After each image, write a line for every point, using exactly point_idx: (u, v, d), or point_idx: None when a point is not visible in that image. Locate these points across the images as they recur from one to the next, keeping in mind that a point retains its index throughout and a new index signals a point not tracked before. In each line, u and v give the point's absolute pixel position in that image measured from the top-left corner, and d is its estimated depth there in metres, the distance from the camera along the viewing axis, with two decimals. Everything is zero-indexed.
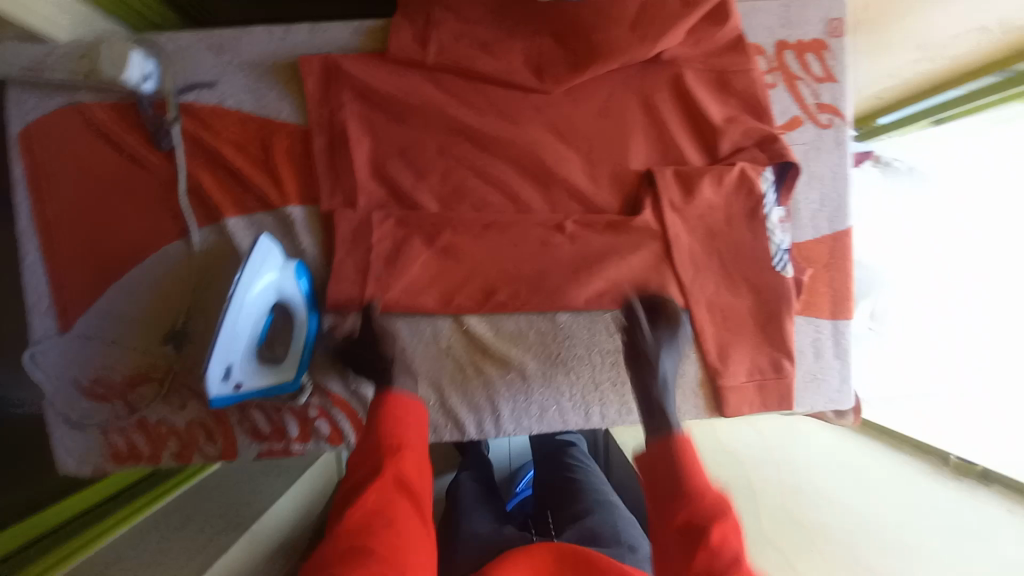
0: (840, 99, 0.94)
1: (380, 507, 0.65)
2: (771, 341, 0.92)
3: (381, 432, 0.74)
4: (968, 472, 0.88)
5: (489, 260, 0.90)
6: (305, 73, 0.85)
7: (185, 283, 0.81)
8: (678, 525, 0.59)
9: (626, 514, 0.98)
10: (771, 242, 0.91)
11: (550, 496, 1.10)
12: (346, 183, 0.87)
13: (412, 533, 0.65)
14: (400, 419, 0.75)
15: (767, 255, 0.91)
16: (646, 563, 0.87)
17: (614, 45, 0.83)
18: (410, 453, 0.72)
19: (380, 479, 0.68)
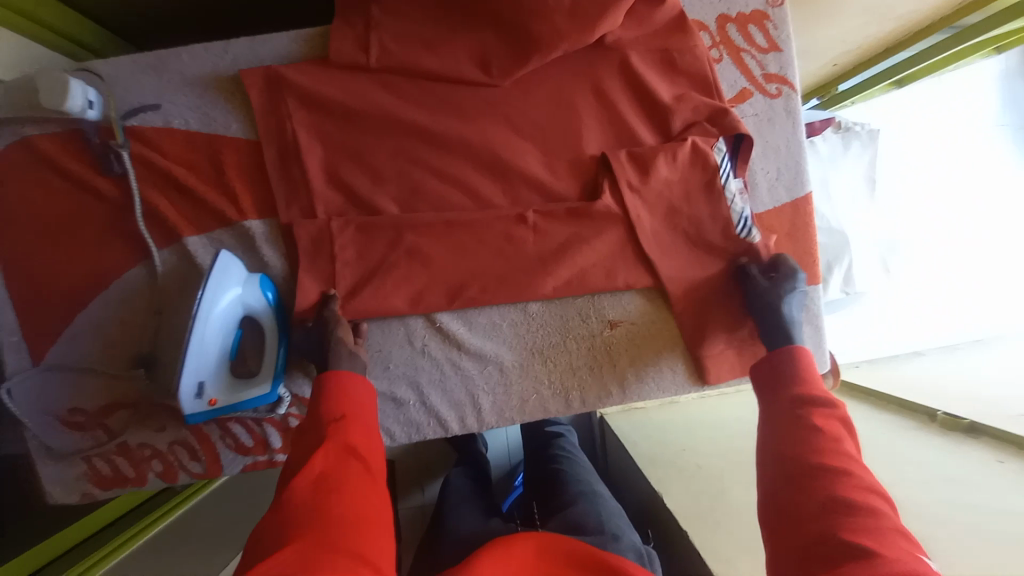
0: (787, 67, 0.82)
1: (334, 469, 0.58)
2: (732, 313, 0.85)
3: (323, 407, 0.65)
4: (955, 425, 0.99)
5: (456, 260, 0.82)
6: (247, 86, 0.78)
7: (150, 305, 0.81)
8: (802, 413, 0.68)
9: (611, 506, 1.02)
10: (732, 209, 0.82)
11: (539, 488, 1.15)
12: (304, 195, 0.80)
13: (364, 491, 0.57)
14: (348, 393, 0.67)
15: (727, 227, 0.83)
16: (631, 552, 0.90)
17: (552, 35, 0.74)
18: (361, 425, 0.65)
19: (324, 445, 0.60)
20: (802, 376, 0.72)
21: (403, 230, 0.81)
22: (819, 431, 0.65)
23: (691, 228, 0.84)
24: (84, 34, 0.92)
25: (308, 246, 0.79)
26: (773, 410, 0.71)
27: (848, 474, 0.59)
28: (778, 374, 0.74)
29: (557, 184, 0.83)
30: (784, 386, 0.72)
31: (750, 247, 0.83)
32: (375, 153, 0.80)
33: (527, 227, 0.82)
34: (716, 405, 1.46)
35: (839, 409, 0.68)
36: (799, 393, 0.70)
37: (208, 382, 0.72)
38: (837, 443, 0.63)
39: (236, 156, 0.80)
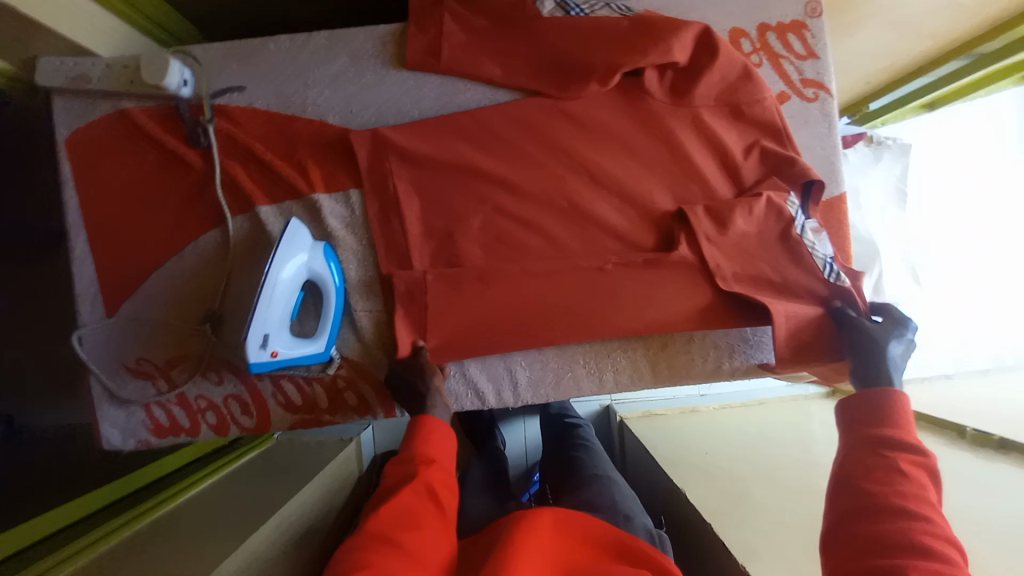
0: (824, 74, 0.87)
1: (412, 508, 0.67)
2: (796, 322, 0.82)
3: (418, 445, 0.74)
4: (987, 442, 0.99)
5: (503, 241, 0.87)
6: (355, 149, 0.85)
7: (218, 266, 0.88)
8: (888, 457, 0.64)
9: (624, 488, 1.04)
10: (813, 254, 0.84)
11: (553, 469, 1.20)
12: (402, 248, 0.87)
13: (429, 531, 0.67)
14: (434, 438, 0.75)
15: (813, 270, 0.84)
16: (643, 532, 0.92)
17: (602, 42, 0.81)
18: (443, 468, 0.72)
19: (412, 482, 0.69)
20: (892, 416, 0.68)
21: (488, 285, 0.85)
22: (904, 481, 0.62)
23: (774, 276, 0.85)
24: (169, 20, 1.03)
25: (402, 294, 0.85)
26: (853, 449, 0.67)
27: (927, 532, 0.58)
28: (865, 409, 0.69)
29: (604, 180, 0.85)
30: (869, 424, 0.68)
31: (841, 290, 0.83)
32: (433, 138, 0.85)
33: (609, 278, 0.85)
34: (735, 416, 1.47)
35: (926, 457, 0.64)
36: (886, 434, 0.66)
37: (272, 335, 0.77)
38: (920, 496, 0.61)
39: (318, 158, 0.87)
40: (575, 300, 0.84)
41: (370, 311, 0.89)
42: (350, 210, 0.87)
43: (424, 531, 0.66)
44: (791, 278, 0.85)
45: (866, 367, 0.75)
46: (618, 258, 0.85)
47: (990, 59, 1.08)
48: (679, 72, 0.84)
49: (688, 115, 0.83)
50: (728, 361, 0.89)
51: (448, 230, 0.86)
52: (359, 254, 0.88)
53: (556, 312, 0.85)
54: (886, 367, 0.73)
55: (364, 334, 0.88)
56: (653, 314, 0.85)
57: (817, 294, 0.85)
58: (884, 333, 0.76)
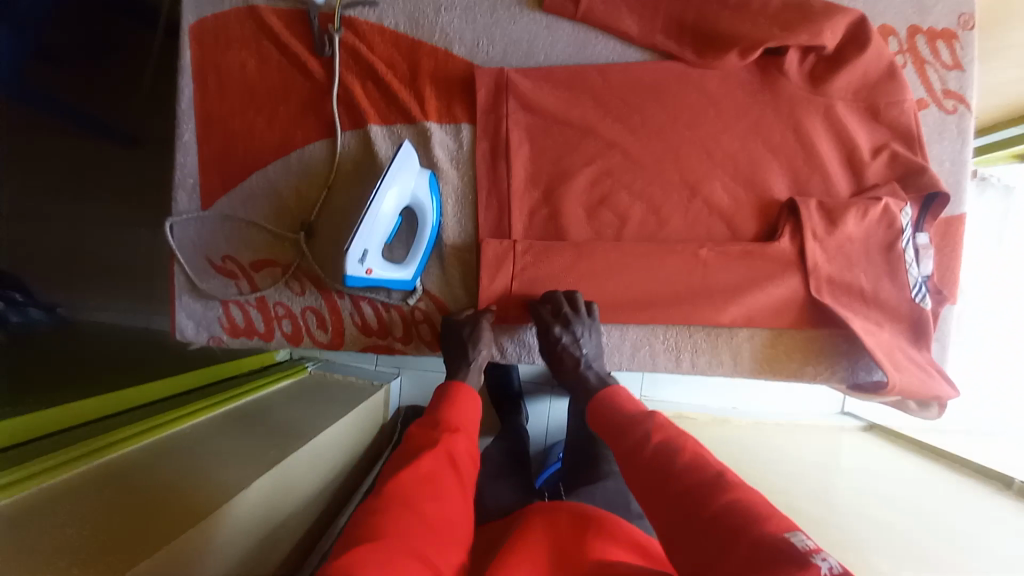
0: (968, 87, 0.83)
1: (433, 470, 0.63)
2: (879, 321, 0.83)
3: (443, 412, 0.73)
4: None
5: (607, 201, 0.86)
6: (477, 85, 0.84)
7: (321, 176, 0.88)
8: (648, 445, 0.61)
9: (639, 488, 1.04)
10: (909, 272, 0.81)
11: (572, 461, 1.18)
12: (502, 191, 0.86)
13: (448, 494, 0.62)
14: (461, 407, 0.74)
15: (904, 289, 0.82)
16: None
17: (750, 19, 0.79)
18: (467, 439, 0.71)
19: (436, 445, 0.66)
20: (629, 412, 0.68)
21: (590, 253, 0.84)
22: (672, 455, 0.58)
23: (866, 287, 0.82)
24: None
25: (490, 261, 0.84)
26: (620, 455, 0.64)
27: (723, 494, 0.51)
28: (608, 418, 0.70)
29: (719, 160, 0.85)
30: (615, 430, 0.67)
31: (921, 311, 0.81)
32: (560, 86, 0.85)
33: (702, 263, 0.84)
34: (777, 435, 1.35)
35: (672, 429, 0.63)
36: (635, 427, 0.65)
37: (370, 252, 0.76)
38: (692, 460, 0.57)
39: (438, 91, 0.86)
40: (667, 269, 0.84)
41: (460, 247, 0.88)
42: (459, 145, 0.87)
43: (447, 498, 0.62)
44: (882, 293, 0.82)
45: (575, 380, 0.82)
46: (718, 242, 0.84)
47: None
48: (820, 60, 0.82)
49: (821, 106, 0.82)
50: (811, 367, 0.87)
51: (553, 182, 0.86)
52: (460, 189, 0.87)
53: (650, 285, 0.84)
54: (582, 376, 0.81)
55: (449, 272, 0.88)
56: (744, 298, 0.83)
57: (901, 311, 0.83)
58: (559, 348, 0.81)
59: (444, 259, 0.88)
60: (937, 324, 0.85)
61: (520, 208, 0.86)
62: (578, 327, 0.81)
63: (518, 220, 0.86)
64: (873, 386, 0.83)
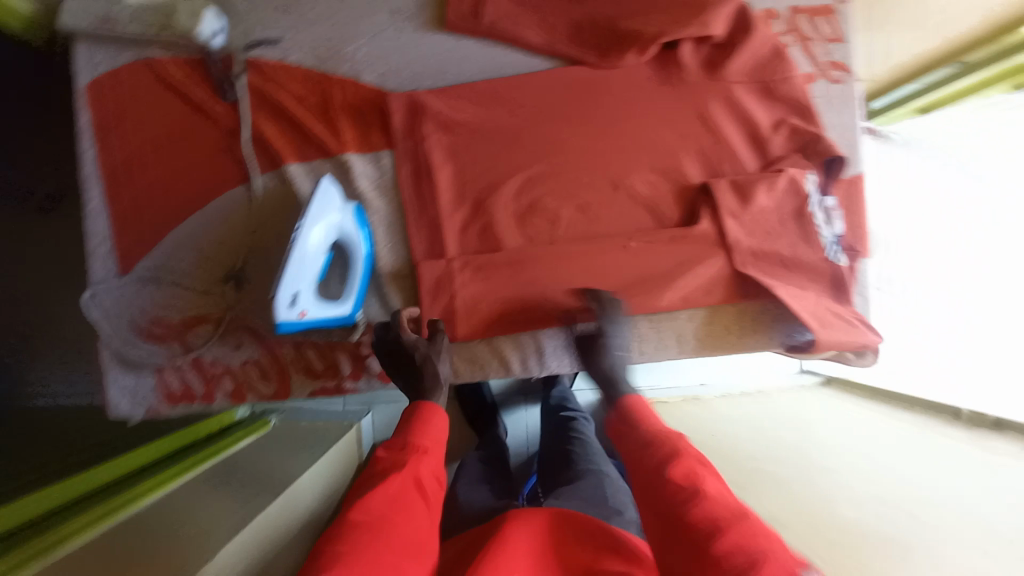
0: (850, 57, 0.89)
1: (395, 495, 0.58)
2: (804, 284, 0.88)
3: (411, 432, 0.66)
4: (982, 421, 1.01)
5: (535, 208, 0.87)
6: (391, 110, 0.84)
7: (243, 223, 0.85)
8: (658, 473, 0.58)
9: (617, 483, 1.04)
10: (820, 234, 0.87)
11: (549, 465, 1.18)
12: (432, 213, 0.85)
13: (413, 524, 0.57)
14: (430, 424, 0.68)
15: (819, 250, 0.87)
16: (633, 525, 0.92)
17: (642, 20, 0.83)
18: (433, 458, 0.65)
19: (401, 470, 0.61)
20: (646, 427, 0.65)
21: (528, 262, 0.87)
22: (680, 490, 0.55)
23: (784, 253, 0.87)
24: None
25: (429, 288, 0.85)
26: (632, 476, 0.62)
27: (723, 544, 0.49)
28: (625, 428, 0.68)
29: (637, 154, 0.88)
30: (628, 446, 0.64)
31: (837, 269, 0.87)
32: (473, 102, 0.85)
33: (634, 255, 0.87)
34: (743, 404, 1.39)
35: (683, 453, 0.60)
36: (649, 448, 0.61)
37: (302, 294, 0.74)
38: (699, 499, 0.54)
39: (352, 120, 0.85)
40: (602, 266, 0.87)
41: (398, 275, 0.86)
42: (382, 172, 0.86)
43: (414, 526, 0.57)
44: (801, 256, 0.87)
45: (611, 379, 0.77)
46: (645, 233, 0.88)
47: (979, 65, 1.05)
48: (713, 48, 0.86)
49: (721, 90, 0.86)
50: (752, 336, 0.90)
51: (481, 195, 0.86)
52: (389, 216, 0.86)
53: (589, 283, 0.87)
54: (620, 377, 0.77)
55: (391, 302, 0.86)
56: (678, 282, 0.86)
57: (822, 270, 0.88)
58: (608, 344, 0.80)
59: (383, 288, 0.86)
60: (856, 278, 0.90)
61: (452, 226, 0.86)
62: (608, 323, 0.81)
63: (452, 239, 0.86)
64: (804, 344, 0.85)
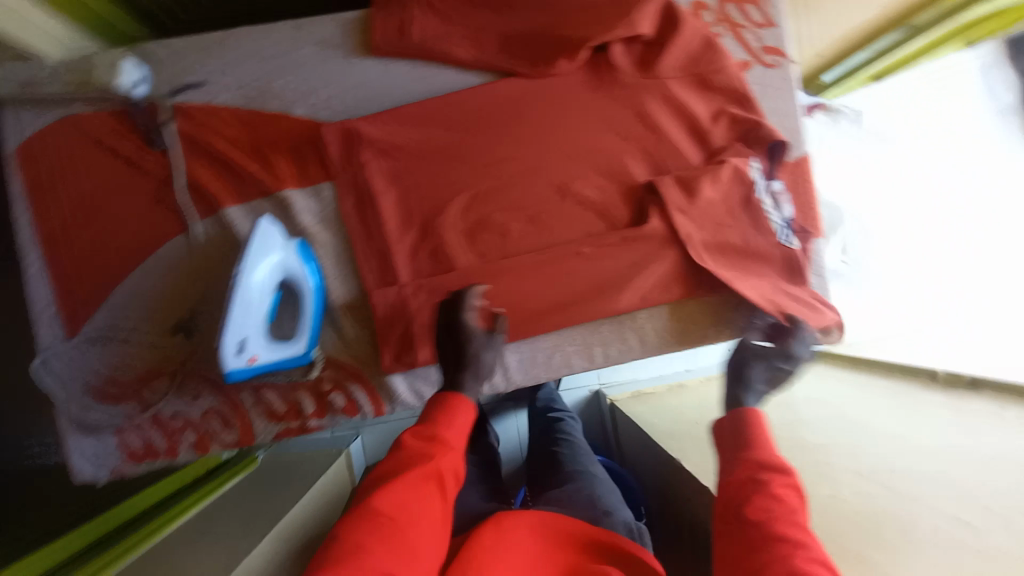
0: (783, 40, 0.88)
1: (414, 486, 0.59)
2: (761, 272, 0.88)
3: (435, 424, 0.67)
4: (958, 381, 1.01)
5: (484, 224, 0.87)
6: (325, 141, 0.82)
7: (188, 272, 0.83)
8: (762, 482, 0.67)
9: (605, 484, 1.01)
10: (770, 219, 0.87)
11: (539, 468, 1.16)
12: (379, 241, 0.84)
13: (426, 515, 0.59)
14: (456, 417, 0.68)
15: (771, 235, 0.87)
16: (622, 526, 0.90)
17: (569, 25, 0.82)
18: (457, 454, 0.65)
19: (424, 462, 0.62)
20: (758, 440, 0.74)
21: (483, 279, 0.85)
22: (777, 503, 0.63)
23: (737, 242, 0.87)
24: (127, 25, 0.98)
25: (384, 318, 0.82)
26: (731, 480, 0.70)
27: (804, 552, 0.57)
28: (736, 434, 0.76)
29: (580, 160, 0.87)
30: (742, 453, 0.73)
31: (791, 252, 0.87)
32: (408, 123, 0.84)
33: (589, 260, 0.87)
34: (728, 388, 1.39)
35: (791, 475, 0.68)
36: (756, 460, 0.70)
37: (250, 340, 0.73)
38: (791, 518, 0.62)
39: (288, 156, 0.83)
40: (558, 275, 0.86)
41: (353, 306, 0.84)
42: (324, 205, 0.84)
43: (431, 518, 0.59)
44: (754, 244, 0.87)
45: (735, 383, 0.85)
46: (598, 237, 0.87)
47: (925, 29, 1.23)
48: (645, 45, 0.86)
49: (657, 87, 0.86)
50: (716, 327, 0.89)
51: (428, 216, 0.85)
52: (336, 248, 0.84)
53: (546, 294, 0.86)
54: (743, 386, 0.83)
55: (347, 336, 0.84)
56: (635, 283, 0.86)
57: (776, 255, 0.88)
58: (748, 354, 0.86)
59: (338, 322, 0.84)
60: (810, 259, 0.90)
61: (401, 251, 0.84)
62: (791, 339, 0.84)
63: (403, 264, 0.84)
64: None
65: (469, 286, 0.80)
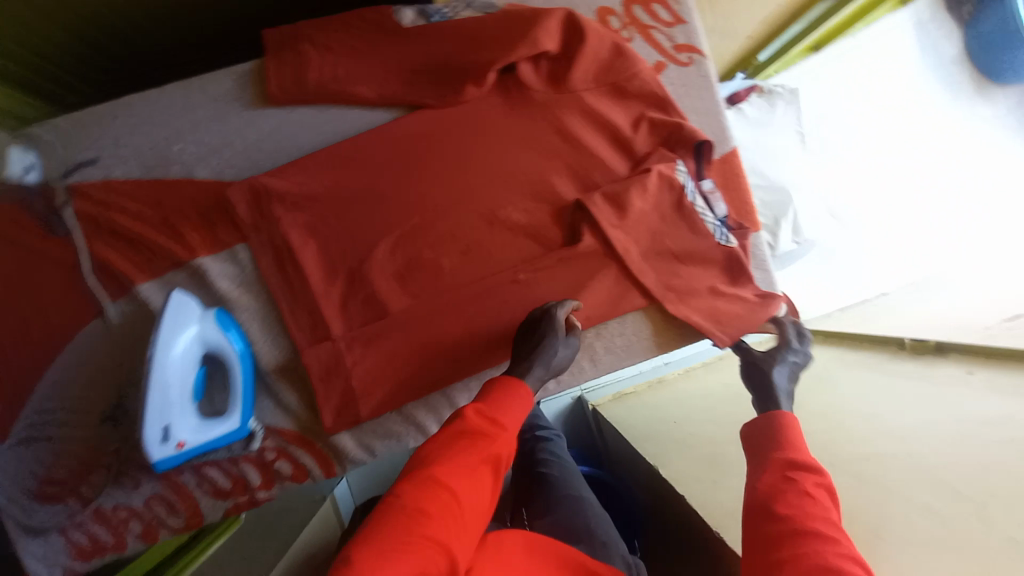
0: (695, 37, 0.86)
1: (470, 465, 0.57)
2: (704, 274, 0.86)
3: (495, 405, 0.64)
4: (925, 348, 1.04)
5: (413, 263, 0.83)
6: (232, 202, 0.78)
7: (108, 358, 0.79)
8: (793, 479, 0.65)
9: (598, 511, 0.97)
10: (704, 220, 0.85)
11: (521, 493, 1.06)
12: (305, 297, 0.80)
13: (479, 494, 0.56)
14: (513, 402, 0.65)
15: (709, 238, 0.85)
16: (621, 560, 0.86)
17: (470, 51, 0.79)
18: (510, 440, 0.62)
19: (481, 440, 0.59)
20: (788, 439, 0.71)
21: (420, 321, 0.82)
22: (811, 502, 0.62)
23: (675, 248, 0.86)
24: (19, 105, 0.93)
25: (319, 376, 0.79)
26: (757, 477, 0.68)
27: (840, 552, 0.56)
28: (766, 432, 0.73)
29: (504, 184, 0.84)
30: (769, 454, 0.71)
31: (731, 252, 0.85)
32: (317, 172, 0.80)
33: (526, 286, 0.84)
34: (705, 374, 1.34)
35: (823, 476, 0.66)
36: (785, 458, 0.68)
37: (175, 425, 0.72)
38: (826, 519, 0.61)
39: (196, 222, 0.79)
40: (496, 307, 0.83)
41: (285, 368, 0.81)
42: (242, 268, 0.80)
43: (481, 499, 0.56)
44: (693, 248, 0.86)
45: (762, 393, 0.80)
46: (533, 262, 0.84)
47: None
48: (553, 60, 0.83)
49: (572, 100, 0.84)
50: (668, 333, 0.87)
51: (354, 264, 0.81)
52: (261, 310, 0.80)
53: (486, 328, 0.83)
54: (776, 392, 0.79)
55: (284, 399, 0.80)
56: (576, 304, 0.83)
57: (716, 256, 0.86)
58: (773, 361, 0.83)
59: (274, 387, 0.81)
60: (751, 255, 0.88)
61: (329, 305, 0.80)
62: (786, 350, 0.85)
63: (331, 318, 0.80)
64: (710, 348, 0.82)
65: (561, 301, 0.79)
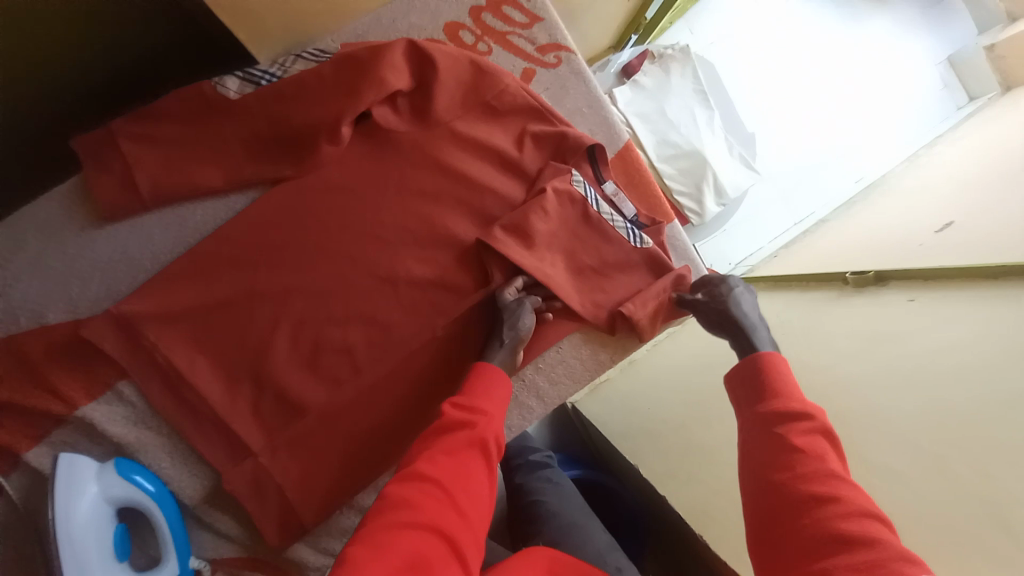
0: (556, 32, 0.88)
1: (455, 453, 0.57)
2: (630, 280, 0.82)
3: (472, 396, 0.64)
4: (867, 281, 0.93)
5: (316, 351, 0.75)
6: (97, 341, 0.70)
7: (4, 553, 0.66)
8: (780, 436, 0.55)
9: (602, 533, 0.95)
10: (614, 226, 0.81)
11: (522, 526, 1.02)
12: (213, 416, 0.74)
13: (470, 478, 0.56)
14: (491, 388, 0.66)
15: (622, 242, 0.81)
16: None
17: (315, 110, 0.71)
18: (494, 422, 0.62)
19: (464, 430, 0.59)
20: (771, 385, 0.59)
21: (345, 410, 0.76)
22: (803, 456, 0.52)
23: (593, 262, 0.81)
24: None
25: (250, 495, 0.74)
26: (747, 440, 0.58)
27: (843, 513, 0.47)
28: (746, 381, 0.61)
29: (394, 239, 0.76)
30: (757, 405, 0.59)
31: (649, 251, 0.82)
32: (186, 282, 0.72)
33: (447, 340, 0.78)
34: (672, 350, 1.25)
35: (817, 419, 0.55)
36: (770, 411, 0.57)
37: None
38: (823, 471, 0.51)
39: (68, 368, 0.71)
40: (422, 372, 0.78)
41: (212, 492, 0.76)
42: (132, 406, 0.73)
43: (474, 485, 0.56)
44: (609, 257, 0.81)
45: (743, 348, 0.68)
46: (447, 316, 0.77)
47: None
48: (411, 96, 0.76)
49: (442, 134, 0.77)
50: (605, 352, 0.84)
51: (254, 369, 0.74)
52: (169, 443, 0.74)
53: (416, 397, 0.78)
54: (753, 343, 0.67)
55: (222, 527, 0.76)
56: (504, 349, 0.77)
57: (634, 260, 0.82)
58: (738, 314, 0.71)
59: (207, 515, 0.76)
60: (669, 247, 0.86)
61: (241, 417, 0.74)
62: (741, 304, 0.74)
63: (247, 432, 0.74)
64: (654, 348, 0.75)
65: (525, 277, 0.77)
